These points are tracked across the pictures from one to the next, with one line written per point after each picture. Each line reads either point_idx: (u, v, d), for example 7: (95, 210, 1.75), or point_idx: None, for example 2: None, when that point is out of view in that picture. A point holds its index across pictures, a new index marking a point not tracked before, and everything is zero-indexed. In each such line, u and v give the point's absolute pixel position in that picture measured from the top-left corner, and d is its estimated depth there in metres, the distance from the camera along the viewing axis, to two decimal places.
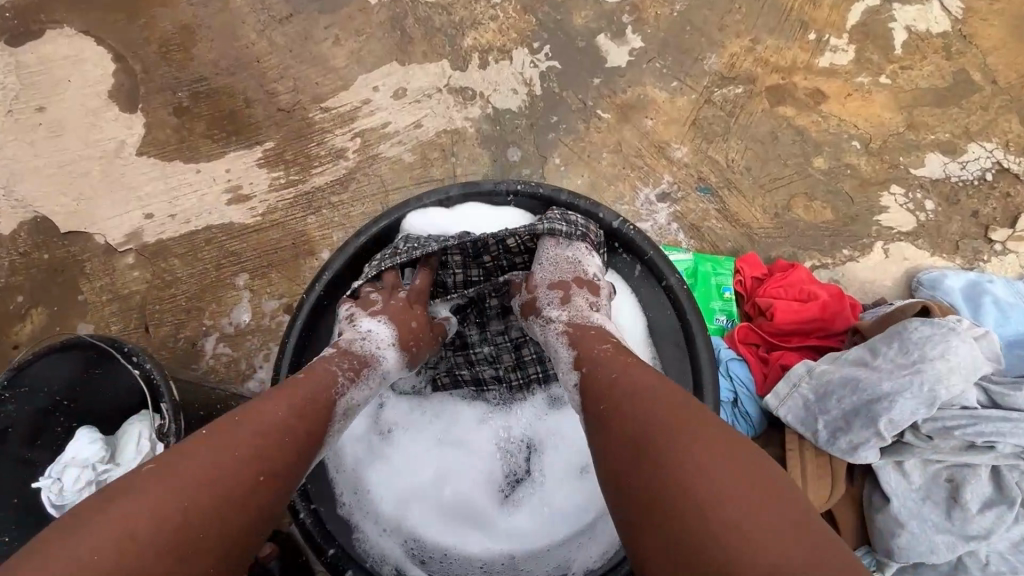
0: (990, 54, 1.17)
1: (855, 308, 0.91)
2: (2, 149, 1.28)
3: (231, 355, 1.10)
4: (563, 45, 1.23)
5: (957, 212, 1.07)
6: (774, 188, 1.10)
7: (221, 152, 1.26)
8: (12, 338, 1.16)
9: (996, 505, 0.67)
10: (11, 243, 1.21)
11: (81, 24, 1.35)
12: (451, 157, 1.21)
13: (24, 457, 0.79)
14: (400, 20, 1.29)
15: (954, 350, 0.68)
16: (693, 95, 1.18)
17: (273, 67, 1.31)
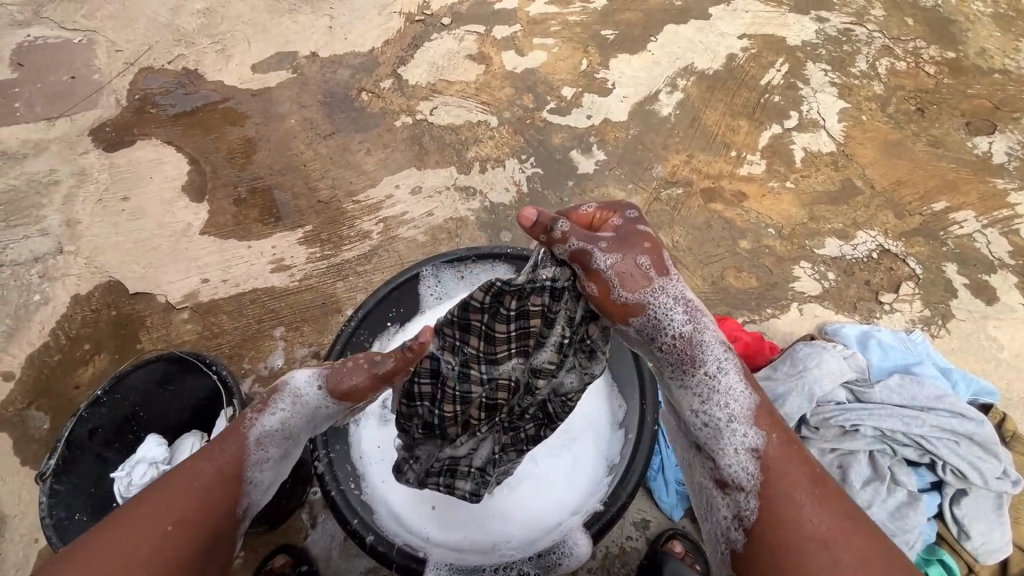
0: (866, 167, 1.55)
1: (773, 350, 1.16)
2: (89, 228, 1.57)
3: (264, 393, 1.32)
4: (544, 157, 1.61)
5: (853, 281, 1.36)
6: (709, 262, 1.40)
7: (269, 232, 1.56)
8: (73, 379, 1.35)
9: (874, 481, 0.85)
10: (86, 301, 1.45)
11: (168, 137, 1.72)
12: (456, 238, 1.52)
13: (100, 453, 0.95)
14: (419, 138, 1.68)
15: (824, 361, 0.91)
16: (644, 194, 1.53)
17: (317, 170, 1.66)
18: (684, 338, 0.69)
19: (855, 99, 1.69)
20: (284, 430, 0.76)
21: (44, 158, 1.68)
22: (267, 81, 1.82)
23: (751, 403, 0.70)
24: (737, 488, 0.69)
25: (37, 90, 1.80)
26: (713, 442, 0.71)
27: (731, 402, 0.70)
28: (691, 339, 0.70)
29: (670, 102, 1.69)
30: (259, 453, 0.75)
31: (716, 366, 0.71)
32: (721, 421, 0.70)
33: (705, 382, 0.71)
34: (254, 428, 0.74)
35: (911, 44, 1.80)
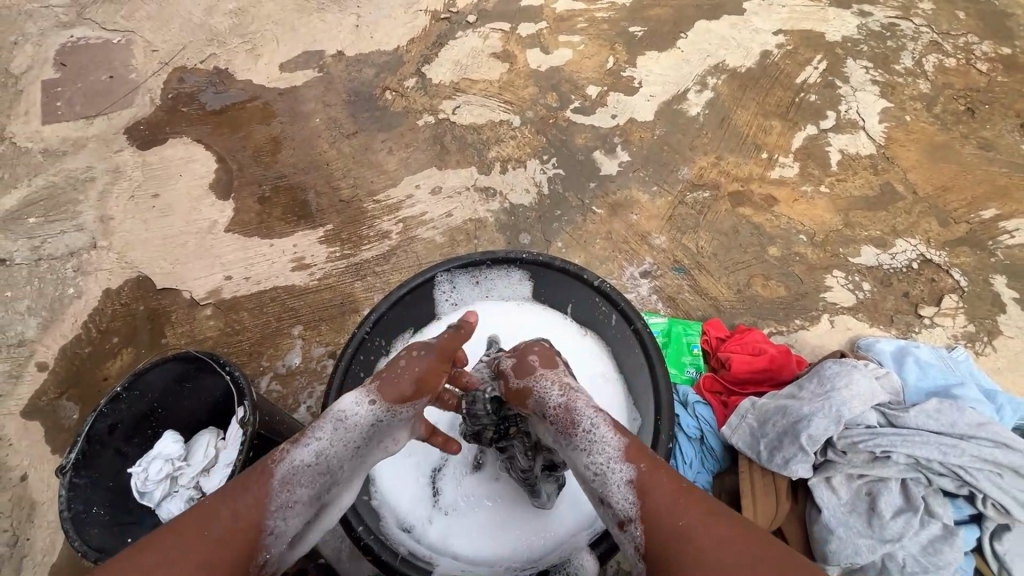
0: (909, 171, 1.46)
1: (801, 364, 1.10)
2: (122, 224, 1.62)
3: (280, 391, 1.34)
4: (566, 158, 1.58)
5: (890, 292, 1.28)
6: (735, 270, 1.35)
7: (291, 231, 1.57)
8: (102, 371, 1.39)
9: (905, 512, 0.79)
10: (116, 296, 1.50)
11: (197, 135, 1.76)
12: (474, 239, 1.50)
13: (120, 448, 0.97)
14: (441, 138, 1.67)
15: (853, 382, 0.86)
16: (669, 197, 1.48)
17: (339, 169, 1.67)
18: (561, 406, 0.68)
19: (898, 98, 1.60)
20: (318, 462, 0.65)
21: (83, 155, 1.74)
22: (294, 80, 1.84)
23: (623, 442, 0.65)
24: (627, 523, 0.61)
25: (78, 89, 1.87)
26: (603, 491, 0.64)
27: (604, 446, 0.65)
28: (569, 406, 0.68)
29: (699, 101, 1.63)
30: (285, 493, 0.63)
31: (591, 422, 0.67)
32: (602, 466, 0.64)
33: (586, 438, 0.66)
34: (283, 461, 0.64)
35: (962, 39, 1.69)
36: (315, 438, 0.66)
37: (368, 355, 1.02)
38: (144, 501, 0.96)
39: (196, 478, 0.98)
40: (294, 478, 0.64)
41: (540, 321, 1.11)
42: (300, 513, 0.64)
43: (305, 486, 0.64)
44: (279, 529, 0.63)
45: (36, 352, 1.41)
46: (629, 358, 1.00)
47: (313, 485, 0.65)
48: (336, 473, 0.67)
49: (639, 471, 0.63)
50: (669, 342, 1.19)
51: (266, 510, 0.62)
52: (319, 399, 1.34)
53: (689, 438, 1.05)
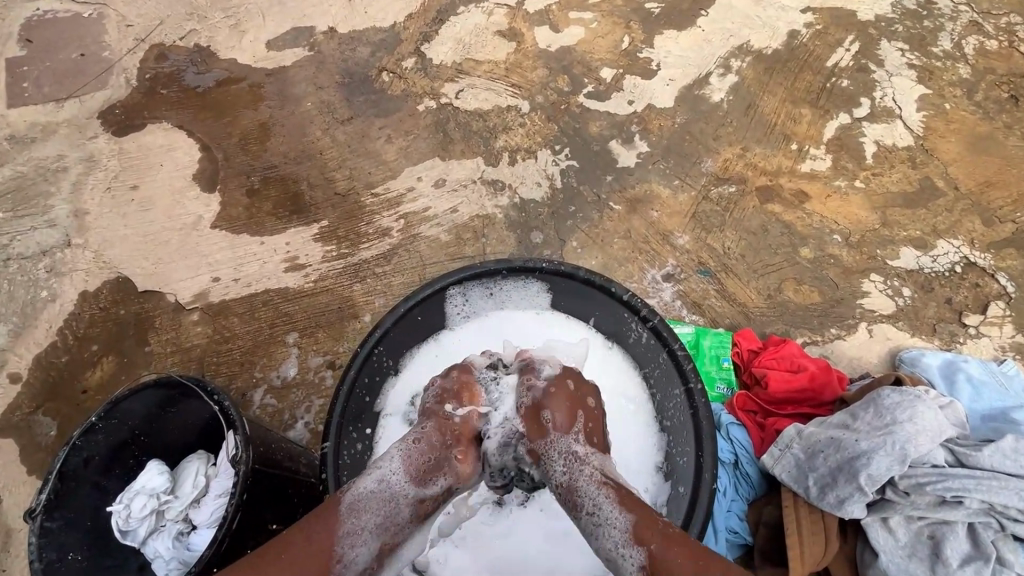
0: (949, 165, 1.36)
1: (843, 381, 1.02)
2: (98, 219, 1.49)
3: (275, 405, 1.24)
4: (580, 148, 1.46)
5: (932, 298, 1.20)
6: (765, 273, 1.25)
7: (282, 228, 1.45)
8: (81, 383, 1.29)
9: (975, 561, 0.72)
10: (94, 299, 1.38)
11: (178, 121, 1.62)
12: (482, 237, 1.39)
13: (98, 482, 0.88)
14: (443, 125, 1.54)
15: (919, 414, 0.77)
16: (692, 192, 1.37)
17: (334, 159, 1.54)
18: (565, 486, 0.69)
19: (936, 84, 1.48)
20: (382, 489, 0.69)
21: (53, 142, 1.60)
22: (281, 59, 1.69)
23: (631, 521, 0.64)
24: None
25: (46, 69, 1.71)
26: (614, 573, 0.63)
27: (611, 527, 0.64)
28: (574, 485, 0.69)
29: (723, 85, 1.51)
30: (353, 520, 0.66)
31: (595, 502, 0.66)
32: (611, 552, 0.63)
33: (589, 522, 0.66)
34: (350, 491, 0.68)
35: (1004, 19, 1.57)
36: (381, 470, 0.70)
37: (373, 375, 0.92)
38: (126, 541, 0.87)
39: (186, 512, 0.89)
40: (358, 504, 0.67)
41: (562, 334, 1.00)
42: (368, 540, 0.66)
43: (372, 511, 0.67)
44: (352, 556, 0.65)
45: (8, 362, 1.30)
46: (660, 378, 0.91)
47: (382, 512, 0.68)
48: (401, 500, 0.69)
49: (651, 551, 0.62)
50: (697, 355, 1.10)
51: (337, 536, 0.65)
52: (318, 413, 1.24)
53: (723, 463, 0.97)
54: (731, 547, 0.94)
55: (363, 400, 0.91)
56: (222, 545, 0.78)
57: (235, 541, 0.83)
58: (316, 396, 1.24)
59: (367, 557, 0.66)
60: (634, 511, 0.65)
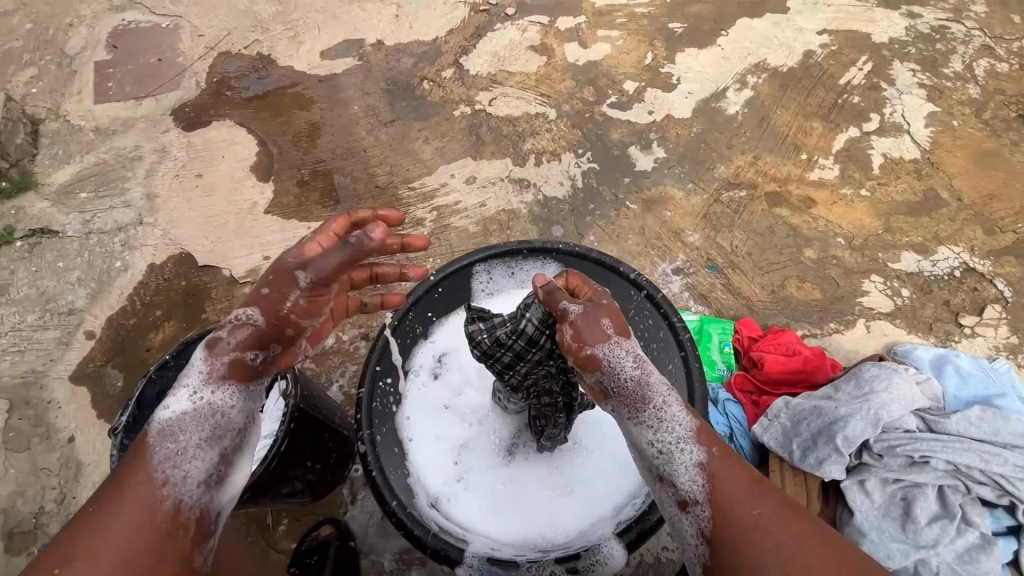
0: (954, 178, 1.43)
1: (835, 367, 1.09)
2: (166, 202, 1.68)
3: (313, 370, 1.37)
4: (601, 152, 1.58)
5: (930, 299, 1.26)
6: (770, 270, 1.34)
7: (327, 215, 1.61)
8: (146, 343, 1.45)
9: (941, 518, 0.79)
10: (160, 271, 1.55)
11: (240, 119, 1.81)
12: (506, 230, 1.52)
13: None
14: (476, 129, 1.68)
15: (894, 385, 0.86)
16: (704, 195, 1.47)
17: (376, 156, 1.70)
18: (637, 379, 0.73)
19: (945, 102, 1.56)
20: (197, 407, 0.71)
21: (131, 134, 1.81)
22: (334, 67, 1.87)
23: (693, 424, 0.71)
24: (694, 503, 0.66)
25: (128, 71, 1.93)
26: (665, 468, 0.70)
27: (675, 425, 0.71)
28: (642, 380, 0.73)
29: (738, 99, 1.62)
30: (168, 446, 0.68)
31: (663, 401, 0.73)
32: (670, 445, 0.70)
33: (655, 415, 0.72)
34: (155, 421, 0.70)
35: (1016, 43, 1.64)
36: (182, 390, 0.73)
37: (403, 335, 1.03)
38: None
39: None
40: (168, 432, 0.69)
41: None
42: (198, 456, 0.69)
43: (191, 430, 0.70)
44: (192, 471, 0.68)
45: (84, 322, 1.47)
46: (661, 350, 1.00)
47: (200, 428, 0.71)
48: (219, 414, 0.72)
49: (710, 454, 0.69)
50: (700, 340, 1.19)
51: (154, 465, 0.66)
52: (351, 379, 1.37)
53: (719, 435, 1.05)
54: None
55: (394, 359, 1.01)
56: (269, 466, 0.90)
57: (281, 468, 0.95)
58: (350, 363, 1.37)
59: (207, 470, 0.69)
60: (710, 436, 0.70)
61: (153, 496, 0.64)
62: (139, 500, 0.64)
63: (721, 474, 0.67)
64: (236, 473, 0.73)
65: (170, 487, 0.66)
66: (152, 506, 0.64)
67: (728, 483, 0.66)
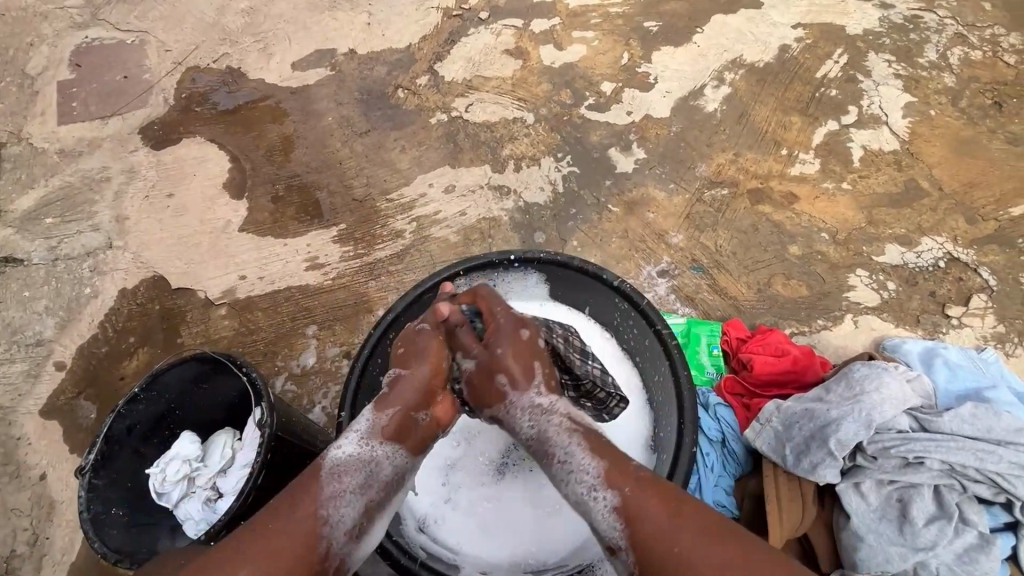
0: (934, 168, 1.42)
1: (824, 365, 1.08)
2: (136, 224, 1.63)
3: (295, 391, 1.33)
4: (581, 156, 1.56)
5: (916, 291, 1.25)
6: (756, 269, 1.32)
7: (304, 230, 1.57)
8: (119, 371, 1.40)
9: (939, 519, 0.77)
10: (132, 296, 1.50)
11: (211, 135, 1.76)
12: (488, 238, 1.49)
13: (138, 449, 0.98)
14: (454, 136, 1.65)
15: (885, 385, 0.83)
16: (686, 195, 1.45)
17: (352, 168, 1.66)
18: (536, 436, 0.81)
19: (921, 92, 1.56)
20: (362, 454, 0.78)
21: (98, 155, 1.75)
22: (306, 79, 1.83)
23: (602, 467, 0.74)
24: (618, 547, 0.70)
25: (93, 90, 1.87)
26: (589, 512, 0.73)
27: (584, 473, 0.74)
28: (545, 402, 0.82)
29: (716, 96, 1.60)
30: (335, 484, 0.75)
31: (566, 449, 0.77)
32: (585, 493, 0.73)
33: (563, 463, 0.76)
34: (329, 457, 0.77)
35: (989, 30, 1.65)
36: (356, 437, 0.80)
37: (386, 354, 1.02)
38: (161, 502, 0.96)
39: (214, 479, 0.98)
40: (338, 470, 0.76)
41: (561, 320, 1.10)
42: (350, 502, 0.75)
43: (351, 475, 0.76)
44: (336, 517, 0.73)
45: (54, 352, 1.42)
46: (649, 356, 0.98)
47: (358, 474, 0.77)
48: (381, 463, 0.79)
49: (625, 492, 0.71)
50: (688, 342, 1.17)
51: (320, 501, 0.73)
52: (334, 399, 1.33)
53: (711, 441, 1.03)
54: None
55: (378, 380, 1.01)
56: (247, 499, 0.86)
57: (260, 500, 0.91)
58: (333, 383, 1.33)
59: (352, 518, 0.74)
60: (615, 467, 0.73)
61: (305, 536, 0.70)
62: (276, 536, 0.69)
63: (632, 497, 0.70)
64: (371, 529, 0.77)
65: (318, 531, 0.71)
66: (290, 542, 0.69)
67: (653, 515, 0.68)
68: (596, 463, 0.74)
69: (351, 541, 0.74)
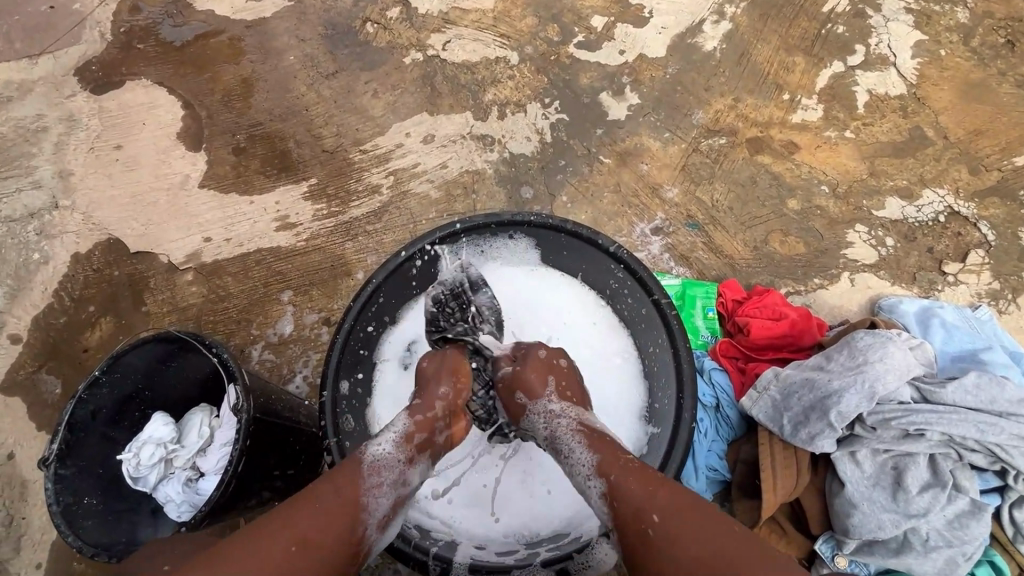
0: (940, 115, 1.35)
1: (821, 327, 1.05)
2: (83, 181, 1.48)
3: (274, 360, 1.26)
4: (571, 101, 1.44)
5: (915, 247, 1.22)
6: (753, 225, 1.27)
7: (271, 186, 1.45)
8: (82, 342, 1.31)
9: (933, 487, 0.78)
10: (87, 261, 1.39)
11: (158, 78, 1.58)
12: (471, 193, 1.39)
13: (107, 433, 0.92)
14: (431, 78, 1.51)
15: (888, 357, 0.82)
16: (682, 145, 1.37)
17: (320, 115, 1.52)
18: (548, 437, 0.76)
19: (933, 29, 1.45)
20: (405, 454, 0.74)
21: (30, 101, 1.56)
22: (261, 11, 1.63)
23: (596, 459, 0.69)
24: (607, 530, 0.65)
25: (15, 22, 1.64)
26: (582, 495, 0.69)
27: (581, 465, 0.70)
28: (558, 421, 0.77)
29: (717, 33, 1.47)
30: (377, 475, 0.70)
31: (570, 447, 0.72)
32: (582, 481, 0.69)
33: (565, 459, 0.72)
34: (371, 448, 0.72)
35: None
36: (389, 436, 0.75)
37: (365, 325, 0.96)
38: (138, 486, 0.92)
39: (193, 459, 0.94)
40: (381, 464, 0.71)
41: (551, 284, 1.02)
42: (386, 495, 0.70)
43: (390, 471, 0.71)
44: (375, 506, 0.68)
45: (7, 324, 1.32)
46: (644, 327, 0.94)
47: (394, 471, 0.71)
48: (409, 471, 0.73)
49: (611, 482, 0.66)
50: (683, 304, 1.13)
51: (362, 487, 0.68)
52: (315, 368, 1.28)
53: (705, 406, 1.01)
54: (711, 483, 1.00)
55: (359, 353, 0.96)
56: (229, 487, 0.82)
57: (243, 485, 0.87)
58: (313, 351, 1.27)
59: (385, 508, 0.69)
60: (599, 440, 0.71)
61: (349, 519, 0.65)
62: (324, 508, 0.64)
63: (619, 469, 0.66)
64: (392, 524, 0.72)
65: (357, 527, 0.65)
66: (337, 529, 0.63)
67: (630, 493, 0.63)
68: (594, 451, 0.70)
69: (379, 533, 0.69)
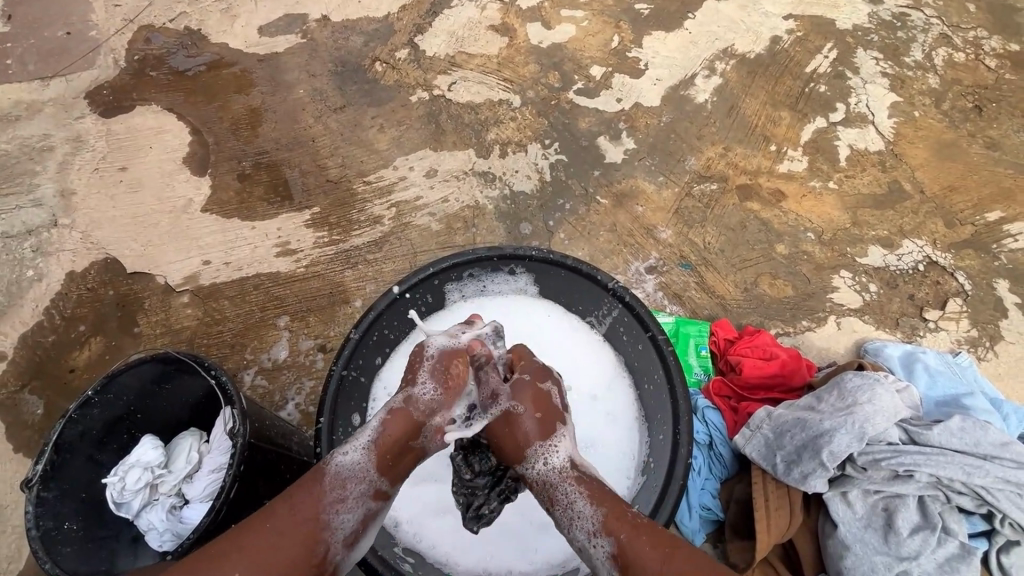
0: (916, 170, 1.44)
1: (810, 368, 1.09)
2: (85, 199, 1.49)
3: (266, 386, 1.26)
4: (569, 143, 1.50)
5: (896, 294, 1.28)
6: (743, 268, 1.31)
7: (274, 213, 1.47)
8: (69, 362, 1.29)
9: (923, 529, 0.81)
10: (81, 280, 1.38)
11: (169, 104, 1.61)
12: (471, 227, 1.43)
13: (92, 455, 0.90)
14: (436, 116, 1.57)
15: (877, 398, 0.87)
16: (675, 189, 1.43)
17: (326, 147, 1.56)
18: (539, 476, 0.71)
19: (907, 92, 1.56)
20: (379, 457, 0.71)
21: (38, 121, 1.58)
22: (275, 46, 1.69)
23: (601, 514, 0.67)
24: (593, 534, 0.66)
25: (30, 46, 1.68)
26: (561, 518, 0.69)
27: (583, 521, 0.67)
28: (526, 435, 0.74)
29: (708, 87, 1.56)
30: (338, 490, 0.68)
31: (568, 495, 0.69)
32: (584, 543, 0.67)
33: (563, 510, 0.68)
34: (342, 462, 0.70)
35: (972, 32, 1.64)
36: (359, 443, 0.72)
37: (365, 352, 0.93)
38: (120, 513, 0.89)
39: (179, 486, 0.91)
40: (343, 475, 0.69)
41: (547, 318, 1.04)
42: (353, 507, 0.68)
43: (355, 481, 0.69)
44: (338, 524, 0.66)
45: None
46: (641, 363, 0.95)
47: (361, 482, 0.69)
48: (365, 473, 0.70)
49: (620, 540, 0.65)
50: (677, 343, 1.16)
51: (322, 504, 0.66)
52: (308, 395, 1.27)
53: (698, 444, 1.03)
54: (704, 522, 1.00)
55: (356, 380, 0.93)
56: (219, 514, 0.81)
57: (231, 512, 0.85)
58: (307, 377, 1.27)
59: (353, 523, 0.67)
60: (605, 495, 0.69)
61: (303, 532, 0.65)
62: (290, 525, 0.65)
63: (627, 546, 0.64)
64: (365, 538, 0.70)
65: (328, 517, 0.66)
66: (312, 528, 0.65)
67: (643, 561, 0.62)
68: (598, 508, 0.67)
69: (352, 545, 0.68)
